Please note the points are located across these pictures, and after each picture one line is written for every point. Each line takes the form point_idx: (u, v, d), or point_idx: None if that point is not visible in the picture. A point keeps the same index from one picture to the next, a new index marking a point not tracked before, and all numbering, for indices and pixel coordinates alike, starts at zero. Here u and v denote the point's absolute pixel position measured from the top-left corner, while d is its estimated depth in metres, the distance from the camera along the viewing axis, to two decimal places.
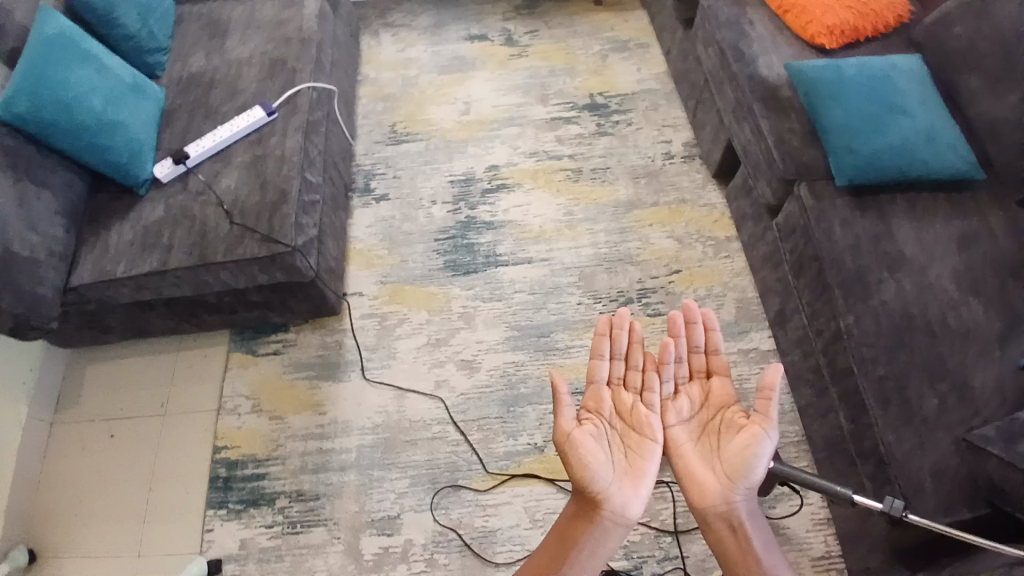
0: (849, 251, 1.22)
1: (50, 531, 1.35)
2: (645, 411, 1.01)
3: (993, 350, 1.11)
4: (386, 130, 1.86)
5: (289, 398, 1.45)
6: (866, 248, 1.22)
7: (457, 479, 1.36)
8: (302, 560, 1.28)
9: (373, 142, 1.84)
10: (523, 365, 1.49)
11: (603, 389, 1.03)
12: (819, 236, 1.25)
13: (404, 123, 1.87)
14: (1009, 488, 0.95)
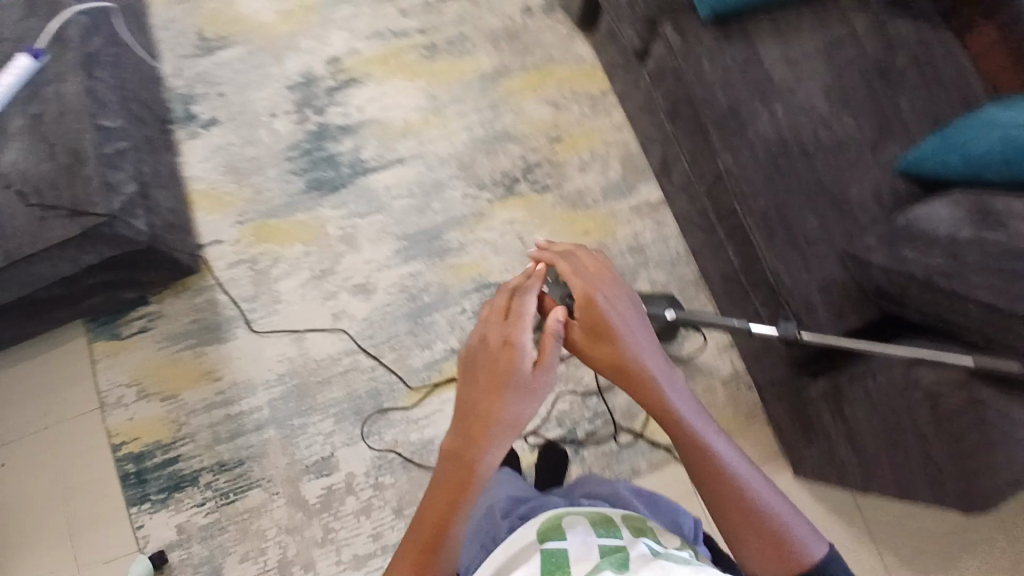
0: (721, 85, 1.17)
1: None
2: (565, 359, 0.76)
3: (866, 158, 1.13)
4: (193, 39, 1.54)
5: (175, 373, 1.34)
6: (737, 78, 1.17)
7: (382, 404, 1.34)
8: (248, 524, 1.25)
9: (181, 58, 1.53)
10: (421, 275, 1.42)
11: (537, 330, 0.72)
12: (689, 76, 1.19)
13: (212, 26, 1.55)
14: (891, 290, 0.99)
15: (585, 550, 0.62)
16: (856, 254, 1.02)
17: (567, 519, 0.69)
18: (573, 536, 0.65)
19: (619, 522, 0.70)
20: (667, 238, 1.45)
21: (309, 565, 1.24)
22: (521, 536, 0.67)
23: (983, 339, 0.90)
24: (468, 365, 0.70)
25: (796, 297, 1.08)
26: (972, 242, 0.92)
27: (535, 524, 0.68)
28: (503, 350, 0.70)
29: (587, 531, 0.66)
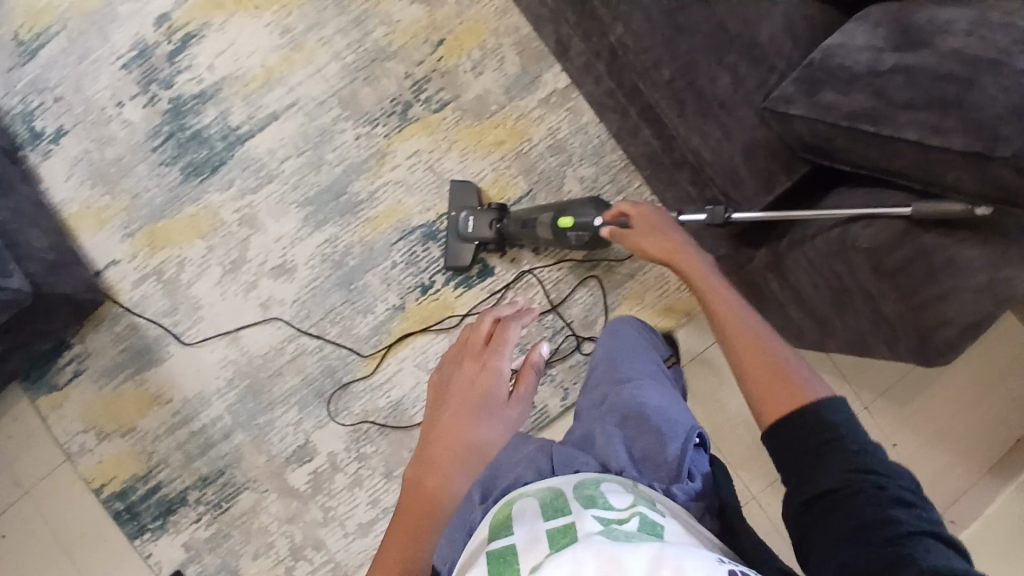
0: None
1: None
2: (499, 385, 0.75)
3: None
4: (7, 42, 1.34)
5: (125, 407, 1.30)
6: None
7: (341, 379, 1.30)
8: (249, 524, 1.28)
9: (4, 70, 1.34)
10: (339, 239, 1.31)
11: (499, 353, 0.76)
12: None
13: (22, 22, 1.34)
14: (821, 143, 0.88)
15: (535, 541, 0.61)
16: (772, 105, 0.90)
17: (520, 505, 0.68)
18: (523, 528, 0.63)
19: (570, 494, 0.67)
20: (586, 126, 1.32)
21: (318, 545, 1.28)
22: (483, 530, 0.67)
23: (919, 181, 0.80)
24: (440, 395, 0.76)
25: (721, 171, 0.98)
26: (892, 75, 0.82)
27: (490, 517, 0.68)
28: (475, 381, 0.75)
29: (538, 517, 0.64)
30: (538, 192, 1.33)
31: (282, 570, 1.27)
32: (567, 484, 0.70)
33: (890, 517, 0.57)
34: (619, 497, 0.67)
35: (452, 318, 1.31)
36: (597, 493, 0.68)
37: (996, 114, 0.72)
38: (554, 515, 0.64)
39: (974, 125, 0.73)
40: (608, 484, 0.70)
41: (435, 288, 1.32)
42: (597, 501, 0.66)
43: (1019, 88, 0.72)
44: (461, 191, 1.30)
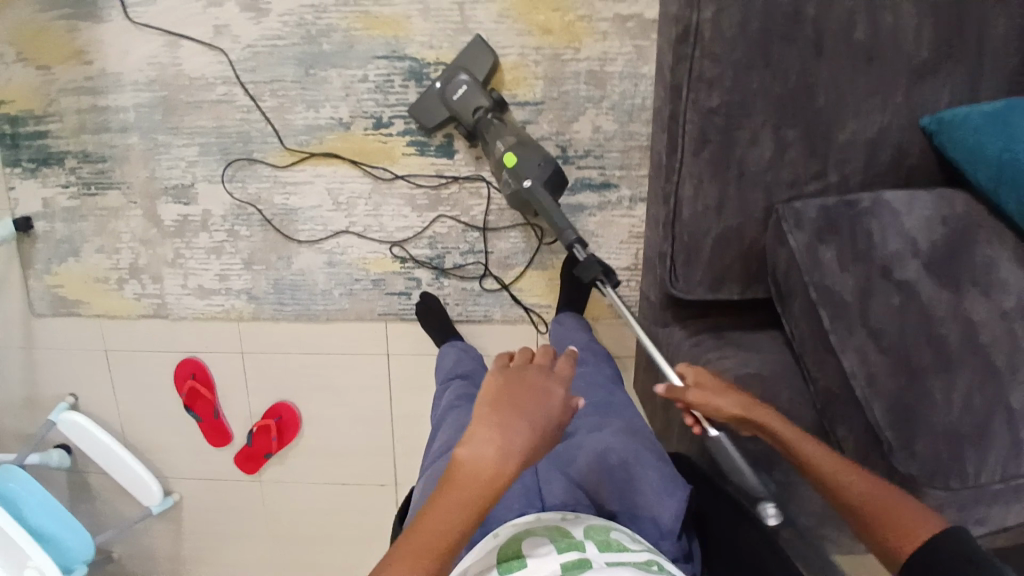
0: None
1: None
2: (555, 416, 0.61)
3: (894, 88, 0.77)
4: None
5: (46, 42, 1.20)
6: None
7: (251, 153, 1.21)
8: (105, 222, 1.27)
9: None
10: (325, 13, 1.14)
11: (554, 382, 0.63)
12: None
13: None
14: (782, 288, 0.75)
15: (542, 568, 0.59)
16: (782, 215, 0.75)
17: (529, 541, 0.62)
18: (535, 558, 0.60)
19: (579, 534, 0.64)
20: (640, 78, 1.11)
21: (157, 279, 1.29)
22: (486, 552, 0.63)
23: (818, 400, 0.72)
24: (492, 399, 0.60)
25: (685, 239, 0.83)
26: (894, 288, 0.68)
27: (497, 542, 0.63)
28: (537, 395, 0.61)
29: (551, 548, 0.61)
30: (547, 108, 1.15)
31: (117, 277, 1.30)
32: (572, 524, 0.66)
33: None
34: (628, 539, 0.65)
35: (387, 169, 1.21)
36: (602, 536, 0.64)
37: (925, 420, 0.63)
38: (565, 547, 0.61)
39: (900, 412, 0.64)
40: (619, 533, 0.66)
41: (388, 130, 1.19)
42: (608, 546, 0.62)
43: (969, 411, 0.63)
44: (476, 54, 1.10)
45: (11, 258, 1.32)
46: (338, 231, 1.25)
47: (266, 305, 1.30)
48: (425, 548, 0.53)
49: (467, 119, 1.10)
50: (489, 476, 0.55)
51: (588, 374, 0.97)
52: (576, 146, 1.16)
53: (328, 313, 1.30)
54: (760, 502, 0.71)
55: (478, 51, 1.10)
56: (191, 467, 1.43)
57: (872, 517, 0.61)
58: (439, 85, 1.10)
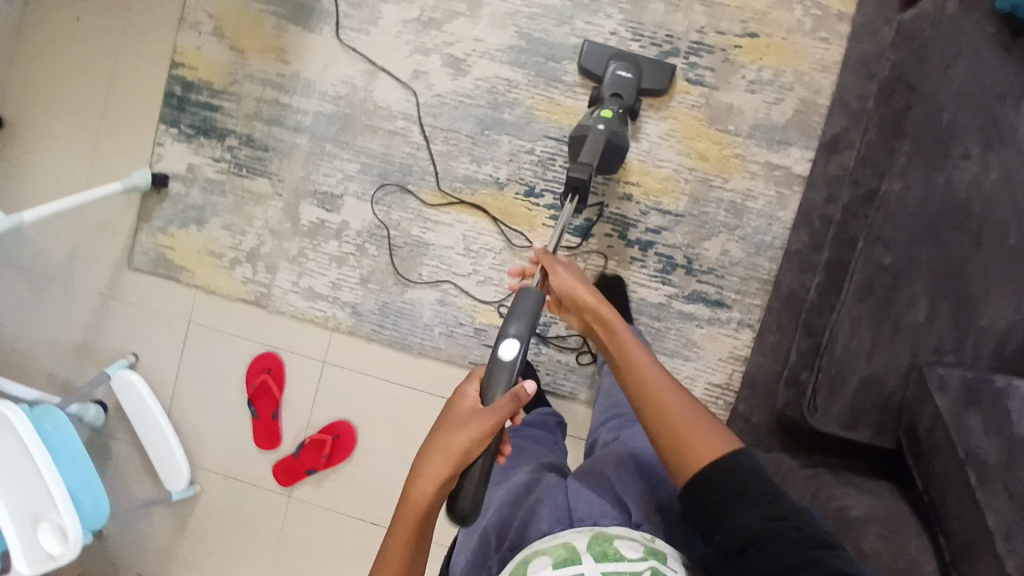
0: (954, 99, 0.87)
1: (20, 101, 1.36)
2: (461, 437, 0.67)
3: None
4: None
5: (251, 31, 1.30)
6: (974, 102, 0.87)
7: (406, 183, 1.30)
8: (242, 202, 1.32)
9: None
10: (515, 88, 1.27)
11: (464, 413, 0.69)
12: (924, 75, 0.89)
13: None
14: (925, 441, 0.83)
15: None
16: (928, 376, 0.85)
17: (536, 559, 0.73)
18: None
19: (582, 545, 0.72)
20: (775, 220, 1.23)
21: (271, 269, 1.33)
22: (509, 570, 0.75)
23: (948, 552, 0.79)
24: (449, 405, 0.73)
25: (830, 371, 0.90)
26: None
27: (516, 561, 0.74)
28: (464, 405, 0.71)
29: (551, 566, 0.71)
30: (685, 222, 1.25)
31: (231, 257, 1.33)
32: (570, 538, 0.74)
33: (810, 555, 0.63)
34: (629, 547, 0.72)
35: (523, 233, 1.28)
36: (608, 548, 0.72)
37: None
38: (565, 560, 0.71)
39: None
40: (621, 538, 0.74)
41: (536, 201, 1.28)
42: (605, 555, 0.71)
43: None
44: (653, 79, 1.22)
45: (131, 208, 1.34)
46: (458, 275, 1.30)
47: (366, 323, 1.32)
48: (414, 512, 0.66)
49: (606, 87, 1.19)
50: (447, 458, 0.67)
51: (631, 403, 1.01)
52: (702, 262, 1.25)
53: (422, 347, 1.31)
54: (511, 331, 0.76)
55: (661, 72, 1.22)
56: (224, 459, 1.36)
57: (670, 440, 0.74)
58: (613, 59, 1.20)
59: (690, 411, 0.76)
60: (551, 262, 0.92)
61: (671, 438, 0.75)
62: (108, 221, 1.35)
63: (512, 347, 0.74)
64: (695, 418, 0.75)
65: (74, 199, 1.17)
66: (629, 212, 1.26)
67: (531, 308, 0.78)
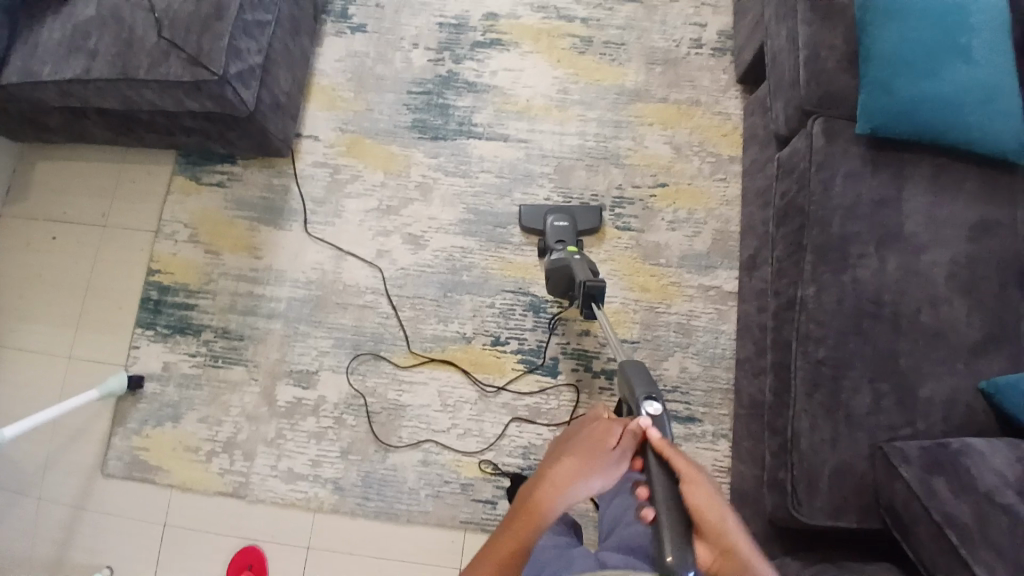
0: (842, 211, 1.08)
1: None
2: (579, 445, 0.78)
3: (958, 360, 1.02)
4: None
5: (225, 236, 1.47)
6: (863, 211, 1.08)
7: (379, 350, 1.38)
8: (219, 393, 1.36)
9: None
10: (470, 253, 1.44)
11: (576, 434, 0.81)
12: (814, 188, 1.11)
13: None
14: (903, 515, 0.90)
15: None
16: (890, 452, 0.94)
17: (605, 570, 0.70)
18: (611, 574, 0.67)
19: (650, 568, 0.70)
20: (721, 333, 1.34)
21: (249, 456, 1.32)
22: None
23: None
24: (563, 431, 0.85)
25: (805, 466, 0.99)
26: (1001, 511, 0.85)
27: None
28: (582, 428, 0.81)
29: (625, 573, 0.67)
30: (641, 347, 1.34)
31: (206, 450, 1.33)
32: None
33: None
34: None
35: (493, 379, 1.36)
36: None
37: None
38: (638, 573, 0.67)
39: None
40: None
41: (503, 347, 1.37)
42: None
43: None
44: (587, 220, 1.39)
45: (106, 414, 1.36)
46: (437, 431, 1.33)
47: (349, 497, 1.30)
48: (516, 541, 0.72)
49: (550, 237, 1.34)
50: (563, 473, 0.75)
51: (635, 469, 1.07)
52: (666, 381, 1.32)
53: (410, 513, 1.28)
54: (647, 394, 0.89)
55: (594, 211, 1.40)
56: None
57: None
58: (550, 212, 1.38)
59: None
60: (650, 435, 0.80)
61: None
62: (77, 433, 1.36)
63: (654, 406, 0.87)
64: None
65: (48, 412, 1.19)
66: (590, 345, 1.36)
67: (644, 375, 0.94)
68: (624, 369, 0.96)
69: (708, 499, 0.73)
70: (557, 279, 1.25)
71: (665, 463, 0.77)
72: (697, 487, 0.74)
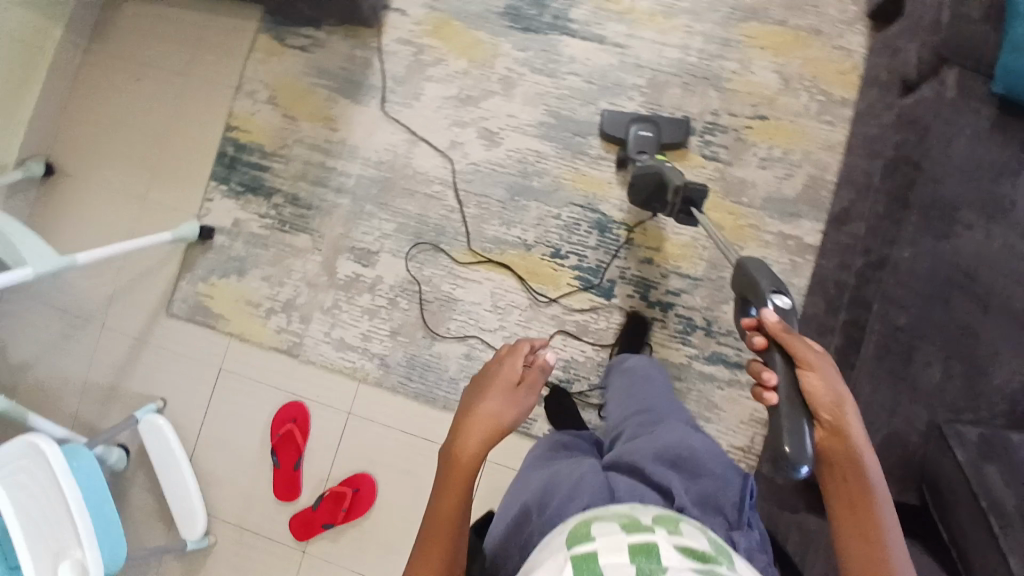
0: (959, 174, 0.99)
1: (70, 159, 1.52)
2: (509, 384, 0.83)
3: None
4: None
5: (303, 103, 1.46)
6: (982, 178, 0.99)
7: (439, 242, 1.39)
8: (283, 256, 1.41)
9: None
10: (544, 159, 1.39)
11: (500, 376, 0.84)
12: (934, 145, 1.01)
13: None
14: (947, 493, 0.89)
15: (611, 543, 0.61)
16: (946, 433, 0.90)
17: (598, 524, 0.66)
18: (604, 534, 0.63)
19: (648, 521, 0.66)
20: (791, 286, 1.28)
21: (305, 319, 1.39)
22: (555, 537, 0.67)
23: None
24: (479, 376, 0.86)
25: None
26: None
27: (567, 527, 0.67)
28: (504, 369, 0.86)
29: (619, 529, 0.63)
30: (703, 286, 1.32)
31: (266, 308, 1.39)
32: (551, 544, 0.65)
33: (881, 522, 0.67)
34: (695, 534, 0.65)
35: (547, 290, 1.35)
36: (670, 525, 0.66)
37: None
38: (634, 530, 0.63)
39: None
40: (687, 526, 0.68)
41: (562, 262, 1.36)
42: (579, 538, 0.63)
43: None
44: (672, 135, 1.33)
45: (176, 259, 1.43)
46: (484, 329, 1.35)
47: (393, 375, 1.36)
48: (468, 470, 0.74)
49: (631, 146, 1.29)
50: (503, 404, 0.81)
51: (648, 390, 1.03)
52: (721, 324, 1.30)
53: (447, 400, 1.34)
54: (772, 289, 0.81)
55: (682, 128, 1.33)
56: (239, 511, 1.36)
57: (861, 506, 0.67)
58: (633, 120, 1.30)
59: (883, 489, 0.68)
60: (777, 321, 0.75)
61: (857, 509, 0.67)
62: (149, 271, 1.44)
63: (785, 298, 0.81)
64: (874, 483, 0.68)
65: (121, 246, 1.24)
66: (651, 274, 1.33)
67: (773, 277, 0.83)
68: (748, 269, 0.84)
69: (826, 383, 0.71)
70: (643, 180, 1.17)
71: (783, 348, 0.74)
72: (818, 373, 0.71)
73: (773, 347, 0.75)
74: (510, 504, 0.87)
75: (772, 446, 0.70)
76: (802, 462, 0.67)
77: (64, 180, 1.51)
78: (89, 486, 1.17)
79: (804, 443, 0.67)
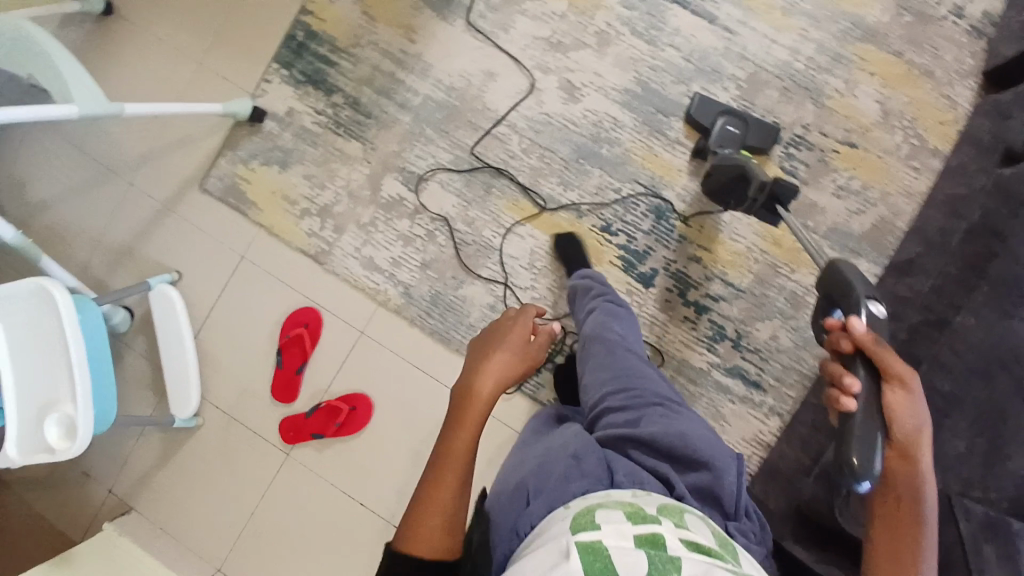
0: None
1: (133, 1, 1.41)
2: (521, 337, 0.89)
3: None
4: None
5: (387, 4, 1.37)
6: None
7: (492, 185, 1.34)
8: (330, 159, 1.35)
9: None
10: (620, 127, 1.33)
11: (512, 330, 0.90)
12: None
13: None
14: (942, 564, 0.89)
15: (616, 534, 0.58)
16: (954, 505, 0.91)
17: (600, 510, 0.63)
18: (608, 524, 0.60)
19: (654, 513, 0.64)
20: None
21: (338, 229, 1.34)
22: (555, 519, 0.65)
23: None
24: (490, 328, 0.91)
25: None
26: None
27: (570, 510, 0.65)
28: (515, 325, 0.91)
29: (625, 519, 0.61)
30: (743, 299, 1.30)
31: (301, 207, 1.35)
32: (552, 531, 0.62)
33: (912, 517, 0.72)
34: (700, 529, 0.63)
35: (587, 264, 1.32)
36: (675, 518, 0.64)
37: None
38: (640, 522, 0.61)
39: None
40: (693, 518, 0.66)
41: (610, 237, 1.32)
42: (583, 526, 0.60)
43: None
44: (759, 138, 1.28)
45: (220, 134, 1.37)
46: (513, 286, 1.33)
47: (413, 307, 1.33)
48: (482, 408, 0.77)
49: (713, 140, 1.25)
50: (520, 356, 0.85)
51: (618, 335, 0.99)
52: (750, 340, 1.30)
53: (461, 345, 1.32)
54: (867, 294, 0.80)
55: (768, 134, 1.28)
56: (233, 399, 1.36)
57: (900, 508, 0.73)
58: (723, 114, 1.26)
59: (931, 501, 0.73)
60: (871, 335, 0.76)
61: (906, 517, 0.72)
62: (189, 140, 1.38)
63: (879, 306, 0.79)
64: (927, 509, 0.72)
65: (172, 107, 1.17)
66: (695, 274, 1.31)
67: (856, 275, 0.83)
68: (841, 274, 0.84)
69: (910, 403, 0.74)
70: (722, 173, 1.13)
71: (870, 360, 0.76)
72: (903, 391, 0.74)
73: (859, 356, 0.77)
74: (502, 467, 0.84)
75: (839, 454, 0.75)
76: (865, 476, 0.71)
77: (122, 23, 1.41)
78: (91, 339, 1.15)
79: (873, 458, 0.72)
